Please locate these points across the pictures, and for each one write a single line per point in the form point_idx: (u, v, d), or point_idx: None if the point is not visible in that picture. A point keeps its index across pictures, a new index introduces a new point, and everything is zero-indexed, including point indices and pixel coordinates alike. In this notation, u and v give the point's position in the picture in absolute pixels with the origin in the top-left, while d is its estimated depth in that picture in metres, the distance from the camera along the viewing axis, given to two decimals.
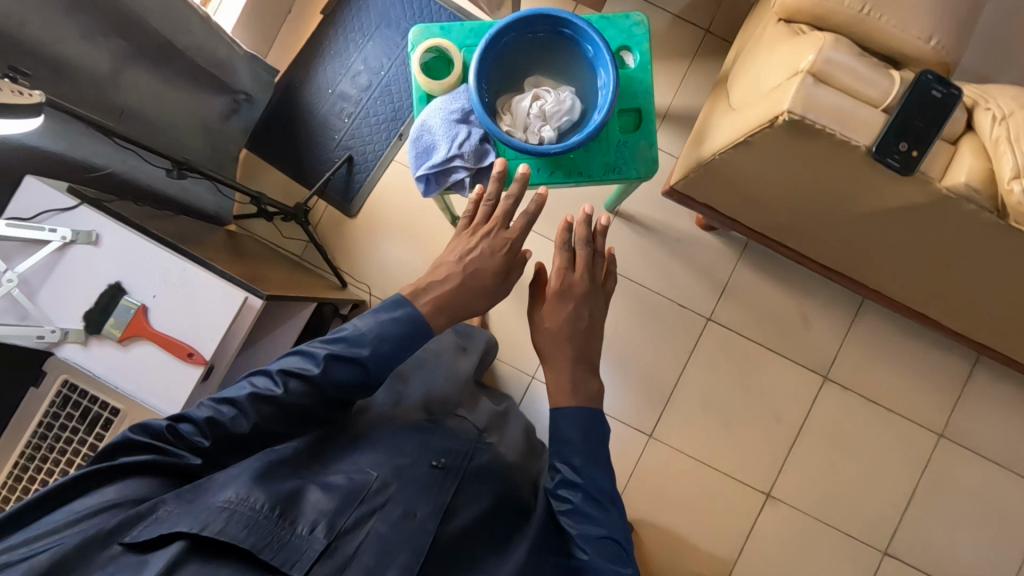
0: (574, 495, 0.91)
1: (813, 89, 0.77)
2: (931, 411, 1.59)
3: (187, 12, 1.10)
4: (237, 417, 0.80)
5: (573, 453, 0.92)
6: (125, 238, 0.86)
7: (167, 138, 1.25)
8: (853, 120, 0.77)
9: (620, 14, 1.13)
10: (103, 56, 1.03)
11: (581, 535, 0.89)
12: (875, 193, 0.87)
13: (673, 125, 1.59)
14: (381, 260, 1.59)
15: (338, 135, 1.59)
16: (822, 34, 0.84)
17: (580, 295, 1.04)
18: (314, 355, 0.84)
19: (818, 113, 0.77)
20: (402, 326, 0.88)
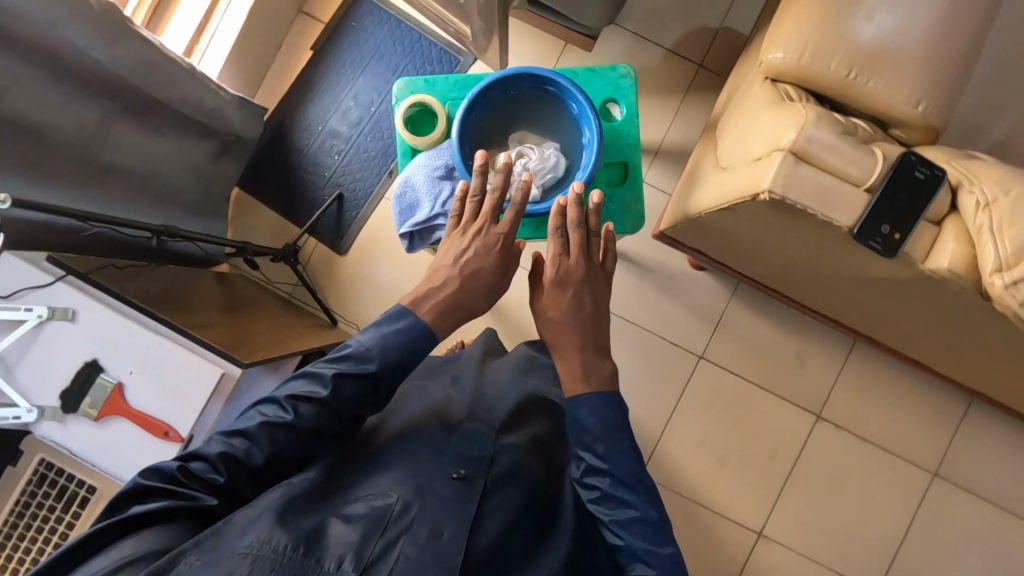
0: (602, 482, 0.85)
1: (793, 168, 0.76)
2: (925, 450, 1.57)
3: (172, 65, 1.11)
4: (251, 449, 0.76)
5: (596, 438, 0.85)
6: (100, 315, 0.87)
7: (157, 185, 1.24)
8: (837, 200, 0.76)
9: (607, 66, 1.12)
10: (87, 114, 1.02)
11: (614, 521, 0.83)
12: (860, 264, 0.85)
13: (665, 161, 1.57)
14: (371, 299, 1.58)
15: (328, 172, 1.59)
16: (805, 105, 0.83)
17: (578, 281, 0.97)
18: (321, 372, 0.80)
19: (798, 193, 0.76)
20: (408, 333, 0.84)
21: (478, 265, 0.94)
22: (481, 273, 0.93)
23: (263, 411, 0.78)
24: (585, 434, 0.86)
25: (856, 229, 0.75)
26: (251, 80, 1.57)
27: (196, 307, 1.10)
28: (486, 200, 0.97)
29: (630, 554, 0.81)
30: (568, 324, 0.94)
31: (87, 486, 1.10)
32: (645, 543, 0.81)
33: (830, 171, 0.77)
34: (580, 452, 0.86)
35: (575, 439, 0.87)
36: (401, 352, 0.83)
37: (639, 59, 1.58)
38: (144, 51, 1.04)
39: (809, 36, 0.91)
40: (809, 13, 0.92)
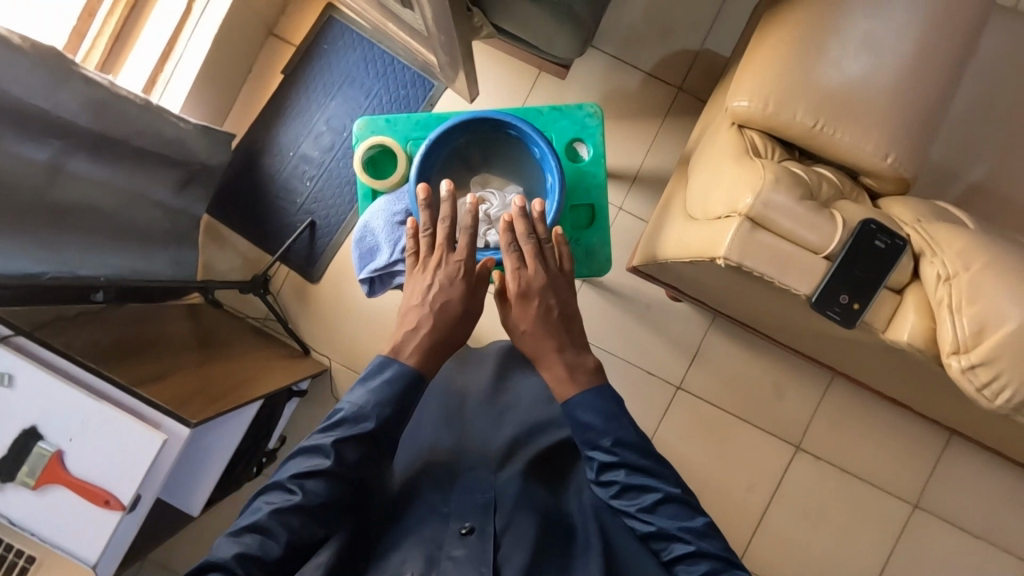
0: (621, 475, 0.82)
1: (750, 234, 0.73)
2: (905, 481, 1.56)
3: (124, 101, 1.10)
4: (268, 542, 0.73)
5: (605, 434, 0.83)
6: (41, 381, 0.83)
7: (118, 223, 1.21)
8: (794, 268, 0.73)
9: (573, 105, 1.09)
10: (35, 158, 0.99)
11: (640, 509, 0.81)
12: (824, 324, 0.83)
13: (644, 188, 1.53)
14: (344, 329, 1.56)
15: (300, 199, 1.56)
16: (765, 163, 0.80)
17: (542, 288, 0.92)
18: (320, 441, 0.79)
19: (755, 260, 0.73)
20: (399, 385, 0.83)
21: (453, 303, 0.90)
22: (450, 313, 0.89)
23: (270, 501, 0.76)
24: (593, 437, 0.84)
25: (814, 298, 0.72)
26: (220, 106, 1.54)
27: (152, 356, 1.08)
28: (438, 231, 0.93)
29: (664, 537, 0.80)
30: (546, 340, 0.90)
31: (24, 555, 0.87)
32: (676, 523, 0.80)
33: (788, 237, 0.74)
34: (590, 450, 0.84)
35: (582, 441, 0.85)
36: (395, 405, 0.83)
37: (617, 83, 1.54)
38: (89, 91, 1.03)
39: (773, 86, 0.88)
40: (774, 61, 0.89)
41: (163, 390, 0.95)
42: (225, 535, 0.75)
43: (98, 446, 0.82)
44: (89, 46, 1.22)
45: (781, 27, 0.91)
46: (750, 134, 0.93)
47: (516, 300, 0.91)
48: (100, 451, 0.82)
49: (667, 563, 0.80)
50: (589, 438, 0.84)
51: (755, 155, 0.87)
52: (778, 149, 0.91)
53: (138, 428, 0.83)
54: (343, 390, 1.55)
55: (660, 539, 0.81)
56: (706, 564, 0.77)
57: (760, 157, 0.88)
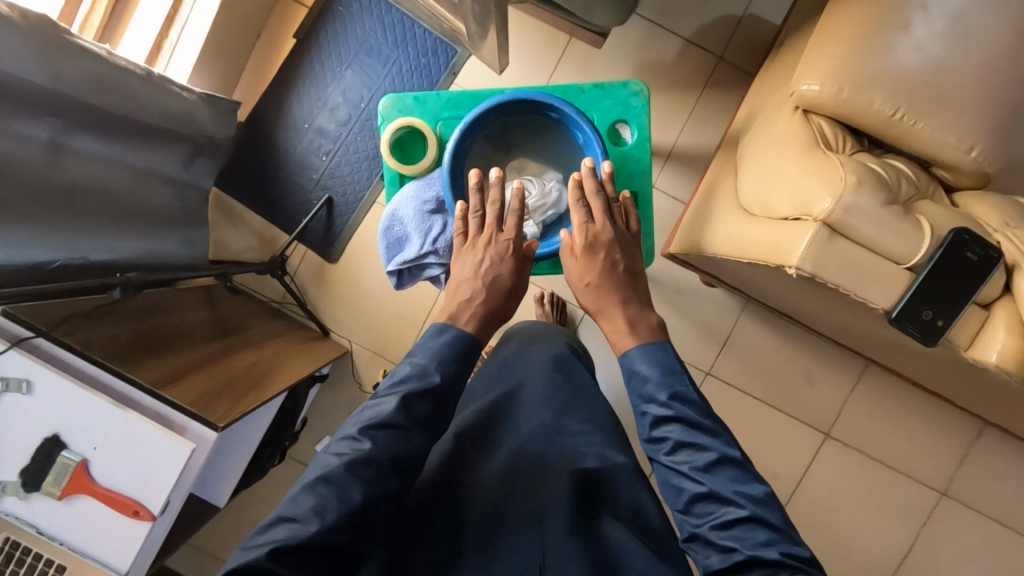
0: (676, 430, 0.77)
1: (826, 244, 0.67)
2: (933, 469, 1.53)
3: (127, 74, 1.03)
4: (343, 493, 0.68)
5: (663, 385, 0.79)
6: (60, 386, 0.79)
7: (130, 205, 1.14)
8: (871, 281, 0.67)
9: (618, 82, 1.00)
10: (35, 139, 0.91)
11: (693, 467, 0.75)
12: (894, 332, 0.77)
13: (677, 165, 1.44)
14: (364, 310, 1.51)
15: (316, 175, 1.49)
16: (841, 158, 0.72)
17: (609, 243, 0.87)
18: (386, 396, 0.75)
19: (829, 271, 0.67)
20: (461, 343, 0.81)
21: (501, 286, 0.85)
22: (498, 298, 0.85)
23: (338, 452, 0.71)
24: (648, 392, 0.79)
25: (894, 315, 0.66)
26: (229, 73, 1.44)
27: (177, 347, 1.04)
28: (487, 212, 0.90)
29: (714, 500, 0.73)
30: (612, 299, 0.85)
31: (54, 563, 0.85)
32: (730, 487, 0.73)
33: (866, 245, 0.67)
34: (643, 401, 0.80)
35: (637, 391, 0.80)
36: (456, 366, 0.80)
37: (652, 51, 1.43)
38: (90, 64, 0.95)
39: (848, 69, 0.79)
40: (848, 40, 0.80)
41: (187, 389, 0.91)
42: (292, 492, 0.70)
43: (122, 454, 0.79)
44: (88, 8, 1.11)
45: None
46: (816, 121, 0.85)
47: (585, 252, 0.85)
48: (125, 459, 0.79)
49: (713, 531, 0.72)
50: (642, 390, 0.80)
51: (826, 149, 0.79)
52: (850, 141, 0.83)
53: (163, 436, 0.79)
54: (363, 374, 1.52)
55: (711, 502, 0.73)
56: (758, 533, 0.70)
57: (831, 152, 0.80)
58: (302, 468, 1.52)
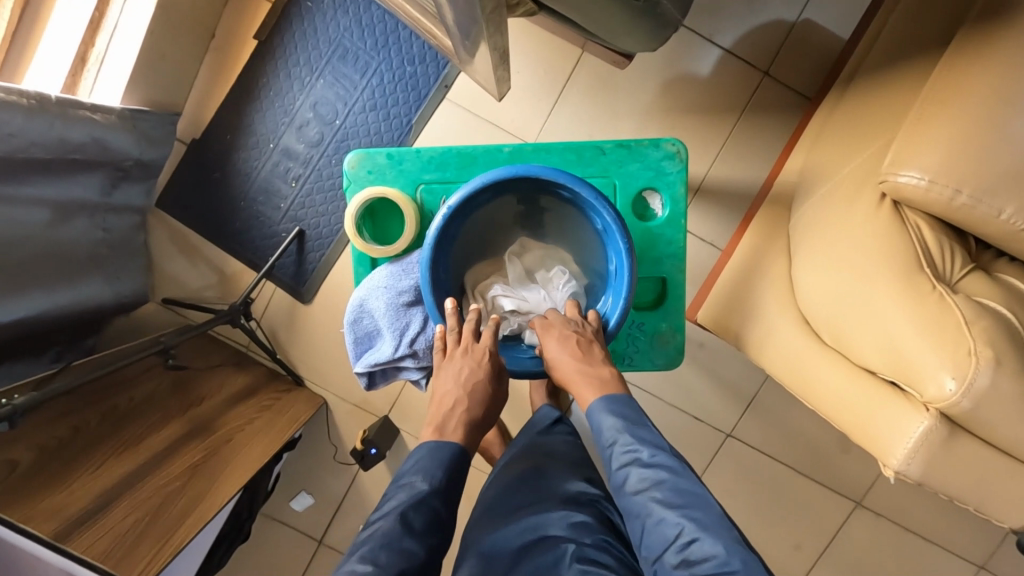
0: (621, 448, 0.63)
1: (946, 444, 0.58)
2: (974, 543, 1.38)
3: (5, 108, 0.82)
4: None
5: (603, 403, 0.66)
6: None
7: (41, 252, 0.95)
8: (992, 492, 0.60)
9: (647, 141, 0.79)
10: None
11: (644, 491, 0.60)
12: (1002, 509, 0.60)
13: (707, 204, 1.21)
14: (342, 357, 1.33)
15: (284, 204, 1.28)
16: (961, 312, 0.58)
17: (559, 323, 0.72)
18: (380, 518, 0.61)
19: (935, 480, 0.59)
20: (452, 445, 0.65)
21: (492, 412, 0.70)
22: (486, 419, 0.69)
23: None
24: (591, 417, 0.67)
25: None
26: (177, 81, 1.21)
27: (111, 451, 0.87)
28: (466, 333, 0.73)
29: (667, 525, 0.57)
30: (566, 367, 0.68)
31: None
32: (681, 508, 0.58)
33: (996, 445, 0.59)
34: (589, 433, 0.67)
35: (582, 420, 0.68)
36: (453, 480, 0.65)
37: (682, 64, 1.18)
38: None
39: (969, 163, 0.59)
40: (970, 119, 0.59)
41: (102, 535, 0.75)
42: None
43: None
44: None
45: (986, 61, 0.60)
46: (910, 219, 0.65)
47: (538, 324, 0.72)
48: None
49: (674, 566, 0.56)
50: (590, 424, 0.67)
51: (934, 276, 0.61)
52: (958, 255, 0.64)
53: None
54: (341, 427, 1.35)
55: (666, 526, 0.57)
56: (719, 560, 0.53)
57: (938, 280, 0.61)
58: (275, 527, 1.37)
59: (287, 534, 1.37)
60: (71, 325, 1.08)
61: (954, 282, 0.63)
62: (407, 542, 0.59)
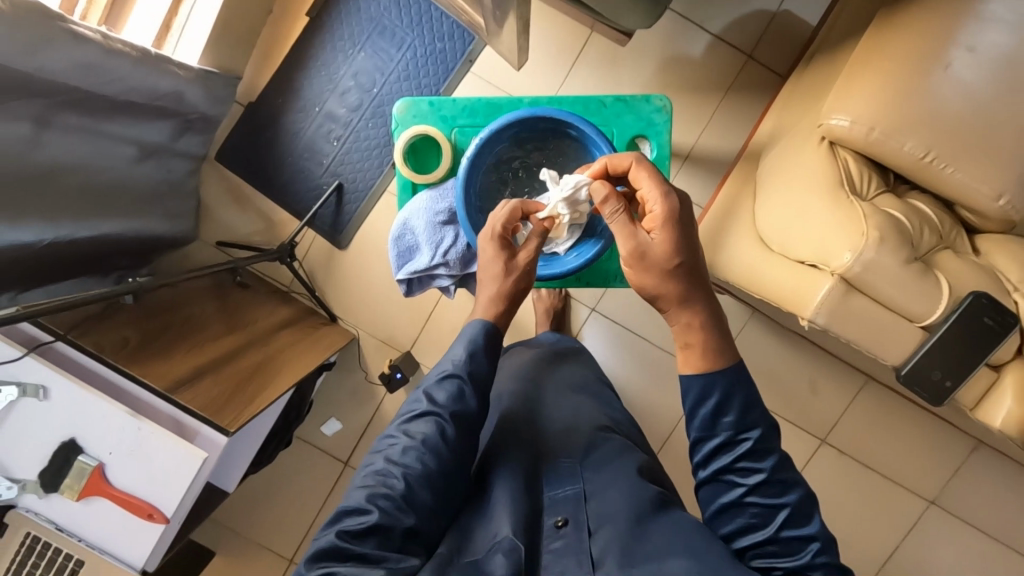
0: (736, 451, 0.64)
1: (845, 298, 0.73)
2: (925, 479, 1.56)
3: (118, 56, 0.99)
4: (391, 483, 0.61)
5: (744, 408, 0.63)
6: (78, 396, 0.79)
7: (114, 185, 1.14)
8: (882, 337, 0.75)
9: (640, 98, 0.97)
10: (21, 117, 0.89)
11: (748, 491, 0.63)
12: (883, 344, 0.75)
13: (695, 169, 1.39)
14: (372, 297, 1.51)
15: (326, 160, 1.46)
16: (863, 209, 0.74)
17: (677, 223, 0.64)
18: (414, 393, 0.69)
19: (840, 327, 0.75)
20: (476, 321, 0.70)
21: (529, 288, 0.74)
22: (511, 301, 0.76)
23: (380, 450, 0.66)
24: (726, 421, 0.64)
25: (904, 370, 0.74)
26: (240, 51, 1.40)
27: (191, 347, 1.04)
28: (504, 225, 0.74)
29: (761, 521, 0.63)
30: (680, 289, 0.64)
31: (74, 556, 0.81)
32: (781, 507, 0.62)
33: (885, 303, 0.74)
34: (709, 428, 0.64)
35: (705, 410, 0.64)
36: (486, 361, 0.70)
37: (677, 47, 1.37)
38: (77, 50, 0.91)
39: (881, 107, 0.77)
40: (885, 74, 0.77)
41: (194, 396, 0.90)
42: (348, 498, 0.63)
43: (139, 465, 0.79)
44: None
45: (897, 31, 0.78)
46: (840, 154, 0.83)
47: (670, 221, 0.63)
48: (142, 470, 0.79)
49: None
50: (715, 422, 0.64)
51: (849, 191, 0.78)
52: (874, 181, 0.81)
53: (175, 445, 0.79)
54: (370, 361, 1.53)
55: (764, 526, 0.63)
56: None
57: (855, 195, 0.79)
58: (308, 449, 1.55)
59: (317, 454, 1.55)
60: (129, 253, 1.29)
61: (870, 198, 0.80)
62: (433, 412, 0.66)
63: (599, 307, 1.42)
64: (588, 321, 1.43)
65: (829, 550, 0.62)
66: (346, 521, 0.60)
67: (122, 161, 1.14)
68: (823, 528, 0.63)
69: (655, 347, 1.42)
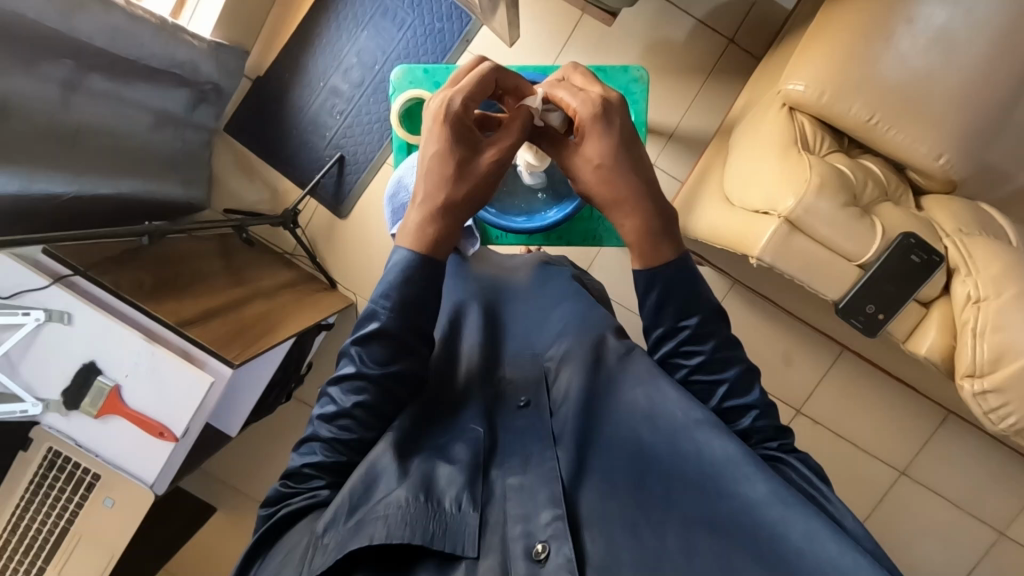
0: (679, 339, 0.70)
1: (788, 237, 0.80)
2: (897, 450, 1.62)
3: (139, 24, 1.07)
4: (326, 450, 0.64)
5: (683, 297, 0.70)
6: (99, 322, 0.87)
7: (132, 148, 1.23)
8: (823, 274, 0.82)
9: (619, 68, 1.05)
10: (51, 79, 0.97)
11: (692, 370, 0.70)
12: (825, 277, 0.82)
13: (678, 147, 1.46)
14: (370, 265, 1.59)
15: (329, 133, 1.55)
16: (812, 164, 0.81)
17: (604, 129, 0.70)
18: (345, 353, 0.67)
19: (788, 266, 0.82)
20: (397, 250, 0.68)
21: (467, 219, 0.70)
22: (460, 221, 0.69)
23: (316, 411, 0.67)
24: (668, 311, 0.70)
25: (841, 304, 0.82)
26: (250, 29, 1.49)
27: (200, 293, 1.12)
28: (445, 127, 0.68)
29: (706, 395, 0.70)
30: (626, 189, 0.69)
31: (92, 471, 0.90)
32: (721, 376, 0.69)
33: (823, 243, 0.81)
34: (655, 319, 0.71)
35: (650, 304, 0.71)
36: None
37: (662, 31, 1.45)
38: (105, 16, 0.99)
39: (831, 73, 0.84)
40: (835, 44, 0.85)
41: (203, 332, 0.98)
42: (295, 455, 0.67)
43: (152, 387, 0.87)
44: None
45: (849, 6, 0.86)
46: (797, 118, 0.90)
47: (596, 130, 0.70)
48: (155, 392, 0.87)
49: None
50: (660, 312, 0.70)
51: (802, 149, 0.85)
52: (827, 141, 0.89)
53: (186, 371, 0.87)
54: None
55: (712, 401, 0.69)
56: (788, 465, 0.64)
57: (807, 152, 0.86)
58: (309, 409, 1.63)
59: None
60: (146, 216, 1.38)
61: (822, 155, 0.88)
62: (364, 375, 0.65)
63: None
64: None
65: (769, 415, 0.68)
66: (291, 480, 0.64)
67: (142, 127, 1.23)
68: (762, 397, 0.69)
69: (638, 315, 1.49)
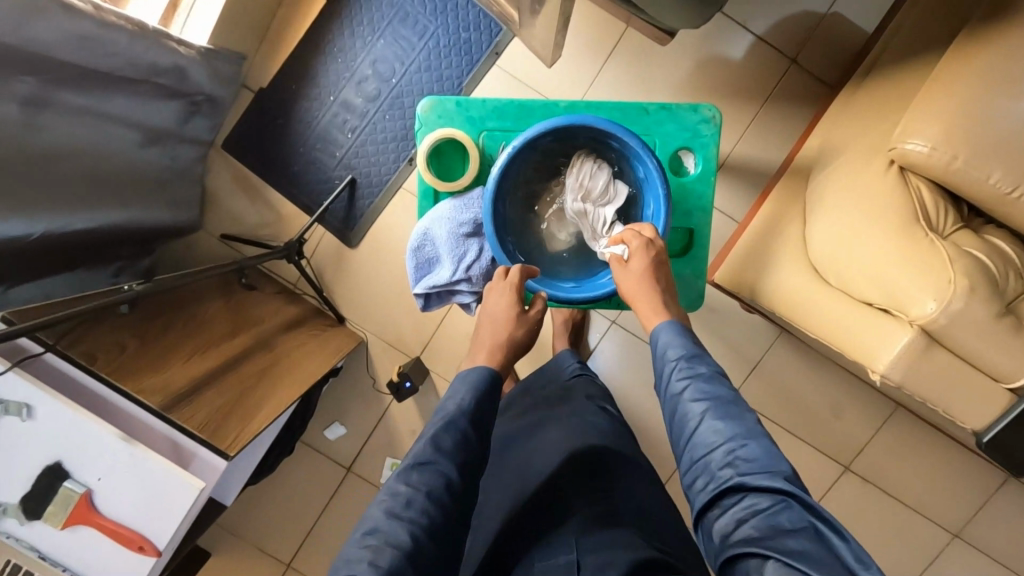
0: (676, 368, 0.68)
1: (924, 353, 0.74)
2: (951, 511, 1.49)
3: (111, 32, 0.90)
4: (387, 543, 0.56)
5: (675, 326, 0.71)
6: (68, 415, 0.72)
7: (113, 171, 1.06)
8: (958, 402, 0.77)
9: (686, 106, 0.89)
10: (8, 97, 0.81)
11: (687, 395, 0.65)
12: (966, 403, 0.78)
13: (729, 179, 1.30)
14: (381, 300, 1.44)
15: (339, 152, 1.39)
16: (951, 254, 0.74)
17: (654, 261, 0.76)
18: (415, 441, 0.64)
19: (918, 389, 0.77)
20: (479, 369, 0.70)
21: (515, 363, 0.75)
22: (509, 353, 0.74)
23: (380, 503, 0.60)
24: (664, 337, 0.70)
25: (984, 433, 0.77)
26: (250, 32, 1.32)
27: (194, 352, 0.98)
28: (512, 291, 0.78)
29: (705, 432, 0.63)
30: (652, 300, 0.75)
31: None
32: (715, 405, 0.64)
33: (971, 360, 0.75)
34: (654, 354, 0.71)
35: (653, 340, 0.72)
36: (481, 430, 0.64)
37: (716, 47, 1.28)
38: (69, 21, 0.82)
39: (966, 134, 0.71)
40: (972, 98, 0.71)
41: (196, 412, 0.84)
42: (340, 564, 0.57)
43: (132, 490, 0.73)
44: None
45: (989, 49, 0.71)
46: (909, 181, 0.78)
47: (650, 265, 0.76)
48: (136, 496, 0.73)
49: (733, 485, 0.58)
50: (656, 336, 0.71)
51: (927, 228, 0.76)
52: (951, 215, 0.78)
53: (171, 475, 0.73)
54: (378, 366, 1.46)
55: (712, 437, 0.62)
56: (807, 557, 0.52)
57: (933, 234, 0.76)
58: (311, 454, 1.48)
59: (320, 459, 1.48)
60: (130, 243, 1.21)
61: (947, 235, 0.78)
62: (433, 461, 0.62)
63: (620, 321, 1.35)
64: (606, 334, 1.35)
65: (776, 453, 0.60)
66: None
67: (123, 147, 1.06)
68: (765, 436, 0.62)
69: None
